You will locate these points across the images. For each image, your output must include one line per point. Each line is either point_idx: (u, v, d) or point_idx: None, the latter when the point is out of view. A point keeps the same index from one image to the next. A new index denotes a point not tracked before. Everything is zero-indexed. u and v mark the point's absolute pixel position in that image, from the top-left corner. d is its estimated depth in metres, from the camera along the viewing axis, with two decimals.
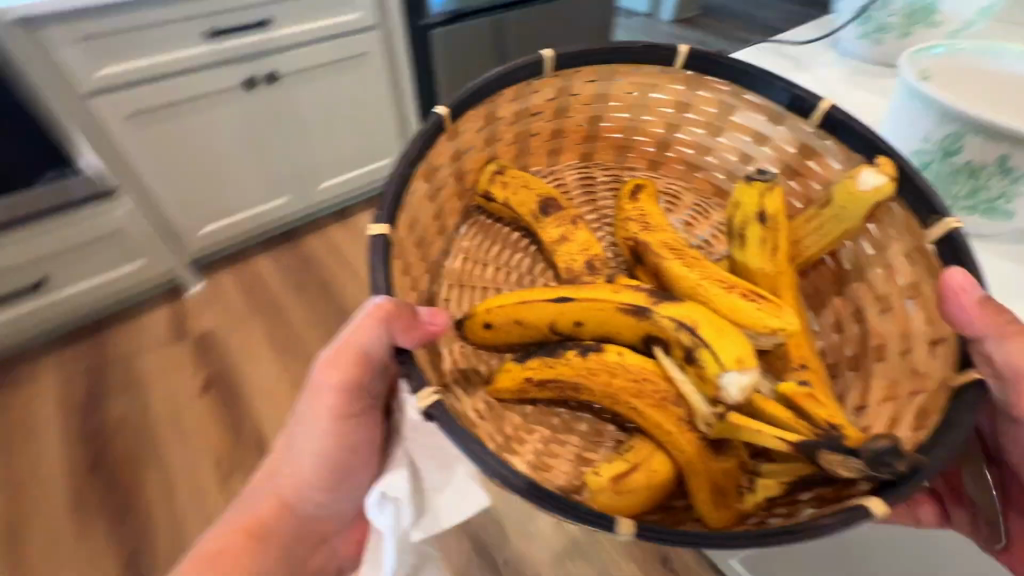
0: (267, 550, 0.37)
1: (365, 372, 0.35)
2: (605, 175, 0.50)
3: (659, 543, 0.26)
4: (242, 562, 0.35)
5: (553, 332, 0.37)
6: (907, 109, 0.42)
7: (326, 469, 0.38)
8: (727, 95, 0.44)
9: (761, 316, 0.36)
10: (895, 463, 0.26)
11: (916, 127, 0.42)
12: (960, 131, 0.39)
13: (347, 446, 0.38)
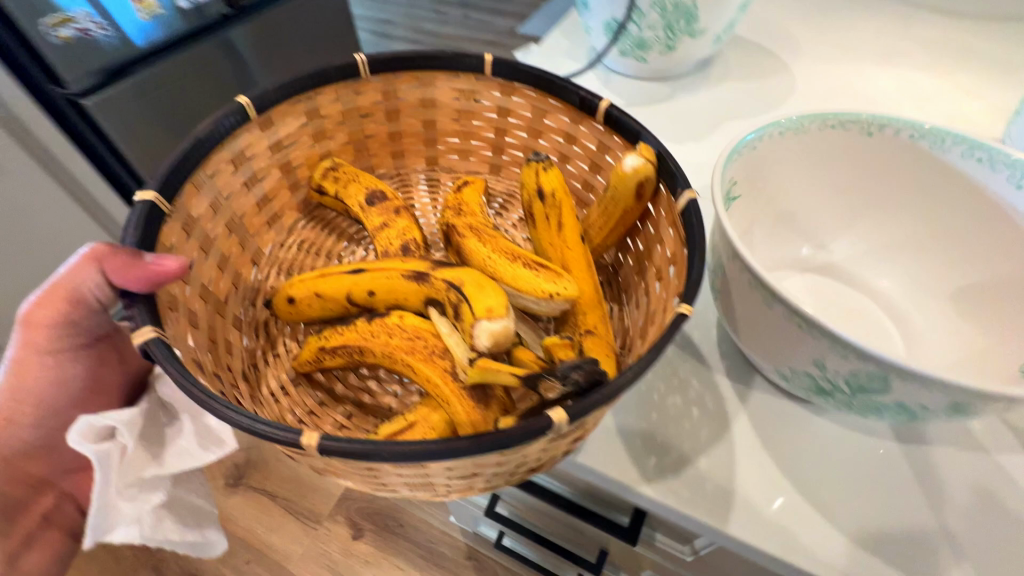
0: None
1: (77, 309, 0.36)
2: (449, 178, 0.56)
3: (338, 456, 0.24)
4: None
5: (351, 304, 0.39)
6: (787, 340, 0.33)
7: (26, 410, 0.39)
8: (535, 99, 0.49)
9: (539, 282, 0.38)
10: (578, 375, 0.27)
11: (803, 357, 0.32)
12: (883, 373, 0.29)
13: (58, 381, 0.39)
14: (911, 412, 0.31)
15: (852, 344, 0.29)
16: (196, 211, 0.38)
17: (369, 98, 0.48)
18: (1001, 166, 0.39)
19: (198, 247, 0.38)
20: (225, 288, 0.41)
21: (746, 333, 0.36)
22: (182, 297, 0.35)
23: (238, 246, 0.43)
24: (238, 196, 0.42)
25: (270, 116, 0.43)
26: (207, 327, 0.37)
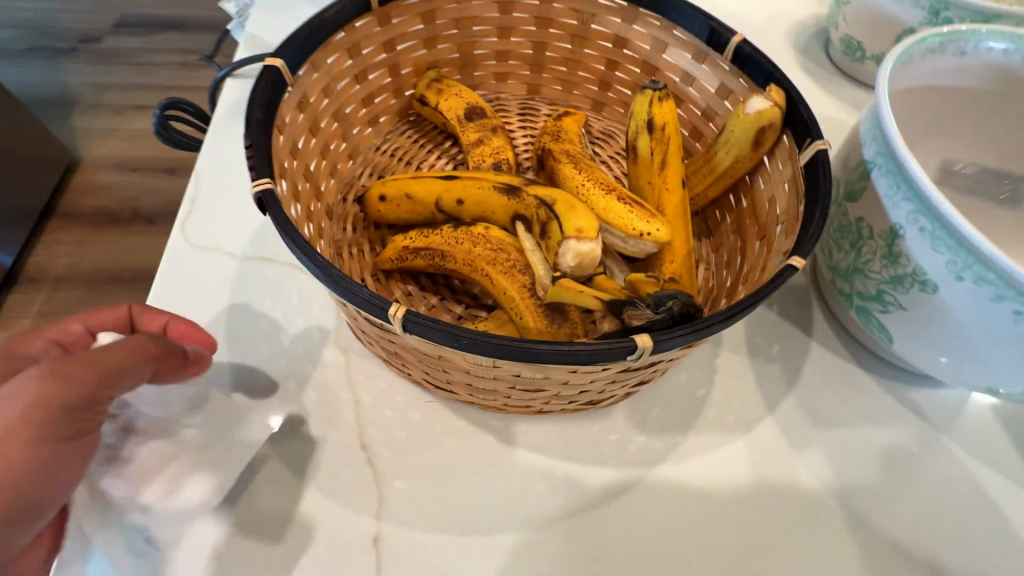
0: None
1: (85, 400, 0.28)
2: (549, 109, 0.54)
3: (421, 336, 0.25)
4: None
5: (439, 210, 0.39)
6: (1000, 342, 0.29)
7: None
8: (658, 30, 0.45)
9: (631, 218, 0.36)
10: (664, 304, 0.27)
11: (1018, 361, 0.30)
12: None
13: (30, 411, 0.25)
14: None
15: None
16: (312, 93, 0.39)
17: (485, 7, 0.47)
18: None
19: (307, 128, 0.40)
20: (324, 175, 0.43)
21: (932, 334, 0.33)
22: (290, 167, 0.36)
23: (338, 138, 0.44)
24: (347, 88, 0.43)
25: (388, 10, 0.43)
26: (306, 205, 0.38)
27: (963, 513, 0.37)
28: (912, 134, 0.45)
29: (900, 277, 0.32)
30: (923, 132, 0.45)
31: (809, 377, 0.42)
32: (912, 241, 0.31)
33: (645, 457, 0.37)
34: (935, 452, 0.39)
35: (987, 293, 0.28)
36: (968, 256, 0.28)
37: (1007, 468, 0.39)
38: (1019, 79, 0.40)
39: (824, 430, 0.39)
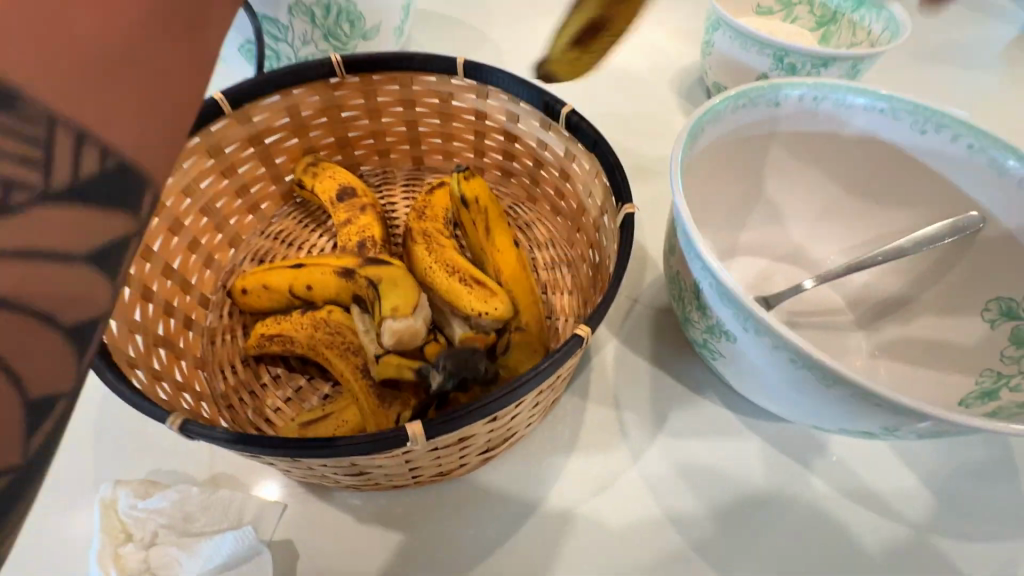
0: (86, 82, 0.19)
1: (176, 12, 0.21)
2: (431, 177, 0.56)
3: (211, 443, 0.27)
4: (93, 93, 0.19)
5: (294, 296, 0.40)
6: (794, 387, 0.31)
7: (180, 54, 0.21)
8: (508, 103, 0.48)
9: (466, 296, 0.39)
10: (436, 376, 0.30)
11: (815, 403, 0.31)
12: (880, 408, 0.28)
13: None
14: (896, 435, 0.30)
15: (864, 391, 0.27)
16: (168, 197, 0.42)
17: (348, 96, 0.50)
18: (901, 115, 0.42)
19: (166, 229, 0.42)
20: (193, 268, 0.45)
21: (749, 377, 0.34)
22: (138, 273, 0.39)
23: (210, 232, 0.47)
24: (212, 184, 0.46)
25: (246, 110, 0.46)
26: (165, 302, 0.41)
27: (824, 551, 0.38)
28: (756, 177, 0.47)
29: (712, 327, 0.34)
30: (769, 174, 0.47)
31: (673, 424, 0.42)
32: (710, 298, 0.32)
33: (505, 522, 0.38)
34: (798, 490, 0.40)
35: (766, 342, 0.29)
36: (743, 310, 0.30)
37: (871, 499, 0.39)
38: (834, 121, 0.44)
39: (686, 478, 0.40)
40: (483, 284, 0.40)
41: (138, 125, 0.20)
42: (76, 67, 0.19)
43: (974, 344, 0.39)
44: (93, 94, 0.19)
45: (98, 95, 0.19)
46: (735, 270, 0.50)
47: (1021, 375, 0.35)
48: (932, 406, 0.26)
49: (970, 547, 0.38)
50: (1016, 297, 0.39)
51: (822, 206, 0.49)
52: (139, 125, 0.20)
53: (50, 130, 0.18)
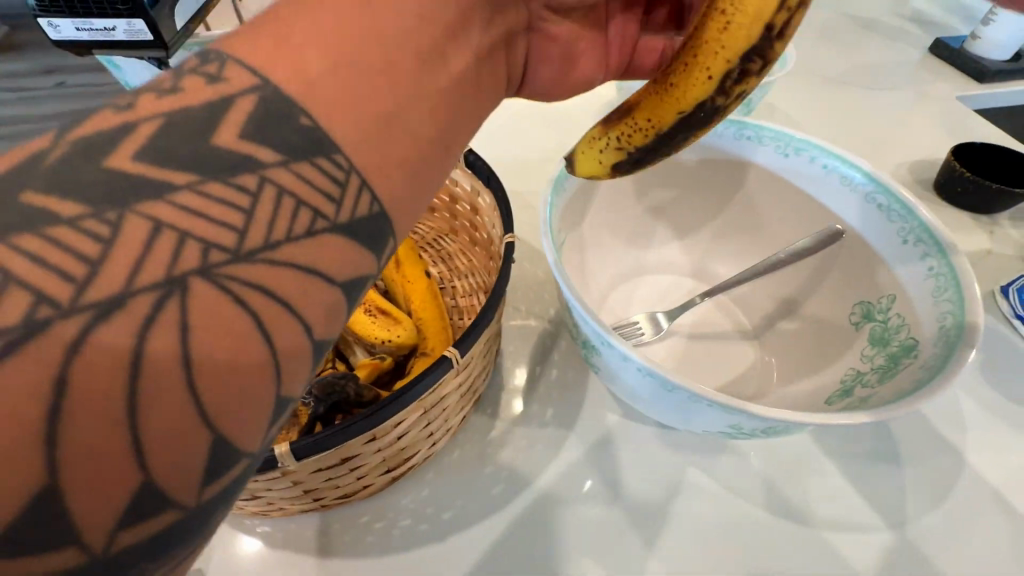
0: (380, 132, 0.24)
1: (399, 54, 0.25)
2: None
3: None
4: (374, 138, 0.24)
5: None
6: (653, 396, 0.35)
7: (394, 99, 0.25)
8: None
9: (369, 327, 0.42)
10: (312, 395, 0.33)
11: (671, 409, 0.35)
12: (714, 408, 0.32)
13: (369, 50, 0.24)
14: (743, 433, 0.35)
15: (695, 395, 0.32)
16: None
17: None
18: (765, 142, 0.47)
19: None
20: None
21: (622, 388, 0.38)
22: None
23: None
24: None
25: None
26: None
27: (712, 547, 0.41)
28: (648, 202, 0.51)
29: (587, 345, 0.38)
30: (660, 199, 0.52)
31: (577, 437, 0.46)
32: (577, 317, 0.36)
33: (410, 539, 0.40)
34: (690, 492, 0.43)
35: (618, 354, 0.34)
36: (598, 330, 0.34)
37: (751, 490, 0.44)
38: (711, 146, 0.48)
39: (588, 487, 0.43)
40: (394, 320, 0.43)
41: (391, 185, 0.24)
42: (360, 125, 0.24)
43: (843, 346, 0.43)
44: (346, 102, 0.23)
45: (360, 122, 0.23)
46: (644, 286, 0.52)
47: (873, 371, 0.38)
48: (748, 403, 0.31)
49: (839, 537, 0.42)
50: (872, 302, 0.42)
51: (721, 223, 0.52)
52: (380, 159, 0.24)
53: (349, 168, 0.23)
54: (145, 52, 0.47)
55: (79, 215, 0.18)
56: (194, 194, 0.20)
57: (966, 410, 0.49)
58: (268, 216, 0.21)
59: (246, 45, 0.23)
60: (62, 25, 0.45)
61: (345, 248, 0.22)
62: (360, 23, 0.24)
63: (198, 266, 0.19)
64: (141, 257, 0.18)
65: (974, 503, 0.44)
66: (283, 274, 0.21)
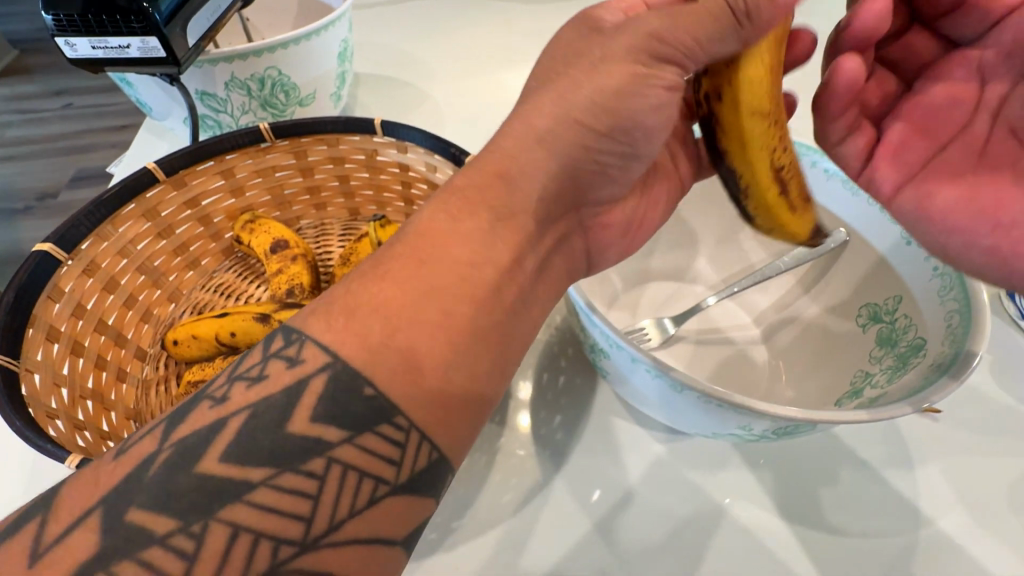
0: (411, 378, 0.28)
1: (436, 308, 0.30)
2: (342, 230, 0.59)
3: None
4: (403, 380, 0.28)
5: (220, 343, 0.45)
6: (660, 395, 0.35)
7: (422, 347, 0.29)
8: (425, 158, 0.52)
9: None
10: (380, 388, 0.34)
11: (683, 410, 0.35)
12: (722, 407, 0.32)
13: (409, 303, 0.29)
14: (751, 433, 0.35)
15: (706, 395, 0.32)
16: (104, 259, 0.45)
17: (281, 157, 0.54)
18: None
19: (101, 287, 0.45)
20: (130, 323, 0.48)
21: (630, 392, 0.38)
22: (70, 329, 0.42)
23: (148, 288, 0.50)
24: (150, 245, 0.49)
25: (182, 176, 0.50)
26: (96, 355, 0.44)
27: (721, 557, 0.40)
28: None
29: (594, 348, 0.38)
30: None
31: (585, 445, 0.45)
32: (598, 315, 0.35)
33: (420, 548, 0.40)
34: (697, 499, 0.43)
35: (627, 356, 0.34)
36: (603, 330, 0.35)
37: (762, 497, 0.43)
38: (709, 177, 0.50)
39: (597, 494, 0.43)
40: (199, 338, 0.45)
41: (426, 416, 0.28)
42: (393, 369, 0.28)
43: (851, 347, 0.43)
44: (439, 398, 0.28)
45: (387, 370, 0.28)
46: (650, 293, 0.52)
47: (882, 373, 0.39)
48: (761, 402, 0.31)
49: (852, 542, 0.42)
50: (878, 303, 0.43)
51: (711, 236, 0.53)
52: (409, 396, 0.28)
53: (412, 429, 0.28)
54: (157, 66, 0.48)
55: (169, 531, 0.23)
56: (271, 491, 0.25)
57: (980, 415, 0.48)
58: (331, 498, 0.25)
59: (315, 307, 0.29)
60: (77, 43, 0.46)
61: (404, 506, 0.27)
62: (405, 287, 0.29)
63: (267, 567, 0.24)
64: (221, 565, 0.23)
65: (994, 511, 0.43)
66: (338, 552, 0.25)
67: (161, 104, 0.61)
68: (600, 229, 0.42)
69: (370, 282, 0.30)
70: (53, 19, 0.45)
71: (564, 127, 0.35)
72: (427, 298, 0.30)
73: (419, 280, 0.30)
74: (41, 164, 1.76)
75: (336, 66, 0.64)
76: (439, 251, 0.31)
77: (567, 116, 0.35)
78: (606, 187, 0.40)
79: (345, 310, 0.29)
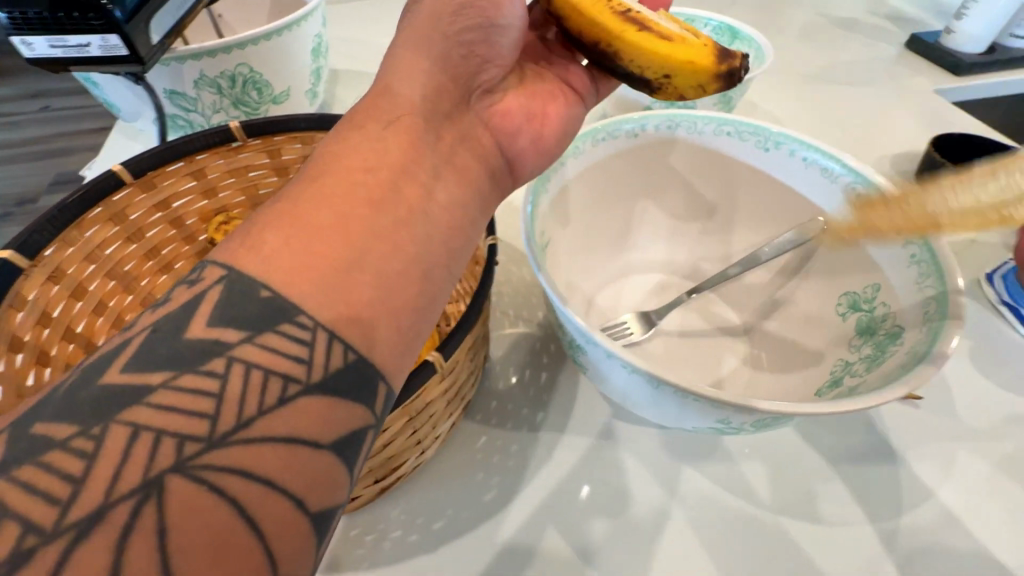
0: (363, 310, 0.27)
1: (381, 242, 0.28)
2: None
3: None
4: (352, 312, 0.26)
5: None
6: (639, 391, 0.35)
7: (370, 284, 0.27)
8: None
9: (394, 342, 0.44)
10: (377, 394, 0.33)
11: (663, 405, 0.35)
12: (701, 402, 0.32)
13: (342, 238, 0.27)
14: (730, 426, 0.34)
15: (684, 391, 0.32)
16: (70, 265, 0.44)
17: (254, 157, 0.53)
18: (744, 137, 0.47)
19: (68, 295, 0.44)
20: (101, 330, 0.47)
21: (609, 387, 0.38)
22: (34, 339, 0.41)
23: (119, 294, 0.49)
24: (119, 249, 0.48)
25: (151, 178, 0.48)
26: (64, 364, 0.43)
27: (706, 550, 0.40)
28: (633, 203, 0.52)
29: (572, 345, 0.38)
30: (645, 201, 0.52)
31: (569, 440, 0.45)
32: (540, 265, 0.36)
33: (401, 552, 0.39)
34: (681, 493, 0.43)
35: (602, 352, 0.34)
36: (579, 327, 0.34)
37: (745, 490, 0.43)
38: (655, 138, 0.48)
39: (580, 491, 0.42)
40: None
41: (385, 354, 0.27)
42: (341, 307, 0.26)
43: (832, 337, 0.43)
44: (359, 308, 0.27)
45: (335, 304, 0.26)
46: (632, 286, 0.52)
47: (860, 361, 0.39)
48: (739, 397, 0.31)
49: (836, 532, 0.41)
50: (858, 291, 0.42)
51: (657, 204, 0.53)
52: (362, 332, 0.27)
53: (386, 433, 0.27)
54: (121, 65, 0.47)
55: (70, 436, 0.22)
56: (169, 391, 0.23)
57: (960, 400, 0.49)
58: (237, 398, 0.24)
59: (227, 251, 0.27)
60: (33, 42, 0.44)
61: (324, 407, 0.25)
62: (334, 223, 0.28)
63: (174, 463, 0.22)
64: (123, 464, 0.21)
65: (974, 496, 0.44)
66: (268, 449, 0.23)
67: (129, 105, 0.59)
68: (500, 119, 0.39)
69: (276, 201, 0.29)
70: (7, 16, 0.43)
71: (427, 32, 0.36)
72: (358, 228, 0.28)
73: (349, 213, 0.28)
74: (17, 168, 1.72)
75: (309, 63, 0.63)
76: (357, 182, 0.30)
77: (423, 25, 0.37)
78: (485, 68, 0.39)
79: (269, 250, 0.26)
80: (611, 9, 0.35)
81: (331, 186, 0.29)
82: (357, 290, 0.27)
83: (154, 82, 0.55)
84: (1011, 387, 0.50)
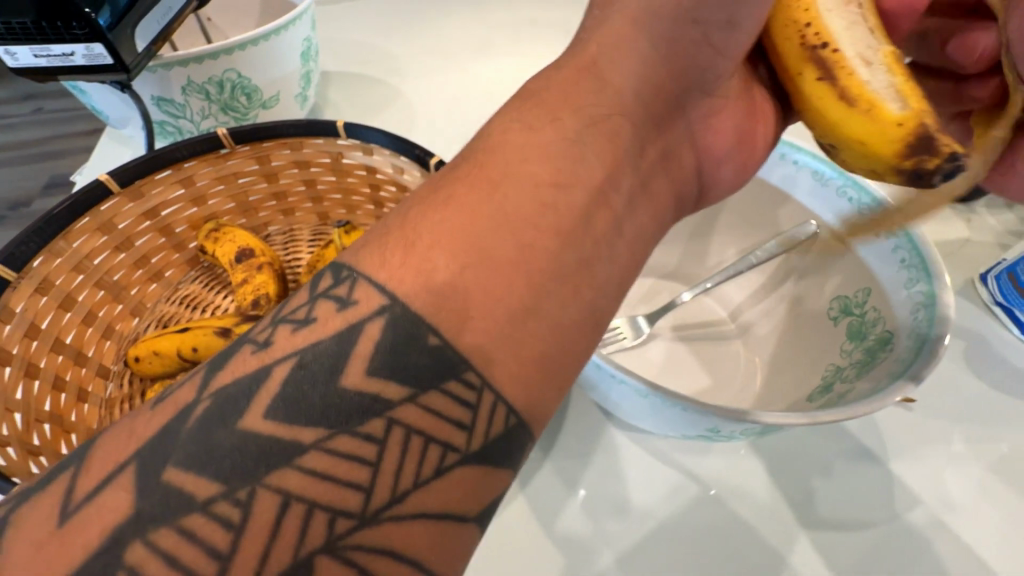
0: (531, 347, 0.26)
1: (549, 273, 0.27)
2: (311, 236, 0.58)
3: None
4: (518, 350, 0.26)
5: (182, 359, 0.43)
6: (633, 400, 0.35)
7: (532, 320, 0.27)
8: (389, 159, 0.50)
9: None
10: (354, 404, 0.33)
11: (656, 415, 0.35)
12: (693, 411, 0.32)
13: (507, 272, 0.26)
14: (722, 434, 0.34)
15: (675, 400, 0.32)
16: (59, 276, 0.44)
17: (243, 163, 0.52)
18: None
19: (57, 306, 0.44)
20: (91, 340, 0.47)
21: (601, 396, 0.38)
22: (23, 351, 0.41)
23: (109, 303, 0.49)
24: (108, 259, 0.48)
25: (138, 187, 0.48)
26: (54, 377, 0.42)
27: (700, 554, 0.40)
28: None
29: None
30: None
31: (562, 445, 0.45)
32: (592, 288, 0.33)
33: None
34: (675, 498, 0.43)
35: (592, 362, 0.34)
36: None
37: (739, 493, 0.43)
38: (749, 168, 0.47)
39: (573, 496, 0.42)
40: (161, 354, 0.44)
41: (528, 395, 0.26)
42: (506, 345, 0.26)
43: (824, 340, 0.43)
44: (527, 355, 0.26)
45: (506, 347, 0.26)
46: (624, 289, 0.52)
47: (852, 366, 0.39)
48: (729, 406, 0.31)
49: (828, 534, 0.42)
50: (849, 294, 0.42)
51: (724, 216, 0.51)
52: (527, 373, 0.26)
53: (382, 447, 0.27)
54: (107, 74, 0.46)
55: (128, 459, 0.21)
56: (323, 455, 0.23)
57: (954, 401, 0.49)
58: (396, 461, 0.24)
59: (379, 266, 0.26)
60: (18, 52, 0.44)
61: (476, 478, 0.25)
62: (506, 253, 0.26)
63: (325, 542, 0.22)
64: (272, 539, 0.22)
65: (967, 496, 0.44)
66: (412, 524, 0.23)
67: (117, 111, 0.59)
68: (703, 132, 0.39)
69: (429, 216, 0.27)
70: None
71: (654, 15, 0.34)
72: (527, 259, 0.27)
73: (516, 244, 0.27)
74: (13, 172, 1.72)
75: (299, 67, 0.62)
76: (523, 200, 0.28)
77: (652, 1, 0.34)
78: (715, 66, 0.36)
79: (443, 278, 0.25)
80: (802, 46, 0.33)
81: (477, 203, 0.27)
82: (528, 327, 0.26)
83: (142, 89, 0.55)
84: (1004, 388, 0.50)
